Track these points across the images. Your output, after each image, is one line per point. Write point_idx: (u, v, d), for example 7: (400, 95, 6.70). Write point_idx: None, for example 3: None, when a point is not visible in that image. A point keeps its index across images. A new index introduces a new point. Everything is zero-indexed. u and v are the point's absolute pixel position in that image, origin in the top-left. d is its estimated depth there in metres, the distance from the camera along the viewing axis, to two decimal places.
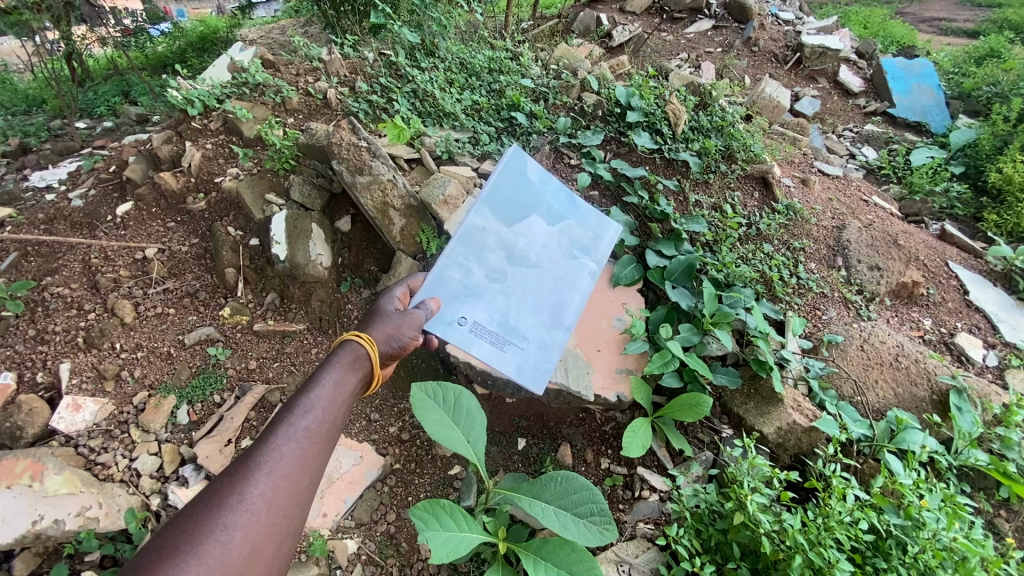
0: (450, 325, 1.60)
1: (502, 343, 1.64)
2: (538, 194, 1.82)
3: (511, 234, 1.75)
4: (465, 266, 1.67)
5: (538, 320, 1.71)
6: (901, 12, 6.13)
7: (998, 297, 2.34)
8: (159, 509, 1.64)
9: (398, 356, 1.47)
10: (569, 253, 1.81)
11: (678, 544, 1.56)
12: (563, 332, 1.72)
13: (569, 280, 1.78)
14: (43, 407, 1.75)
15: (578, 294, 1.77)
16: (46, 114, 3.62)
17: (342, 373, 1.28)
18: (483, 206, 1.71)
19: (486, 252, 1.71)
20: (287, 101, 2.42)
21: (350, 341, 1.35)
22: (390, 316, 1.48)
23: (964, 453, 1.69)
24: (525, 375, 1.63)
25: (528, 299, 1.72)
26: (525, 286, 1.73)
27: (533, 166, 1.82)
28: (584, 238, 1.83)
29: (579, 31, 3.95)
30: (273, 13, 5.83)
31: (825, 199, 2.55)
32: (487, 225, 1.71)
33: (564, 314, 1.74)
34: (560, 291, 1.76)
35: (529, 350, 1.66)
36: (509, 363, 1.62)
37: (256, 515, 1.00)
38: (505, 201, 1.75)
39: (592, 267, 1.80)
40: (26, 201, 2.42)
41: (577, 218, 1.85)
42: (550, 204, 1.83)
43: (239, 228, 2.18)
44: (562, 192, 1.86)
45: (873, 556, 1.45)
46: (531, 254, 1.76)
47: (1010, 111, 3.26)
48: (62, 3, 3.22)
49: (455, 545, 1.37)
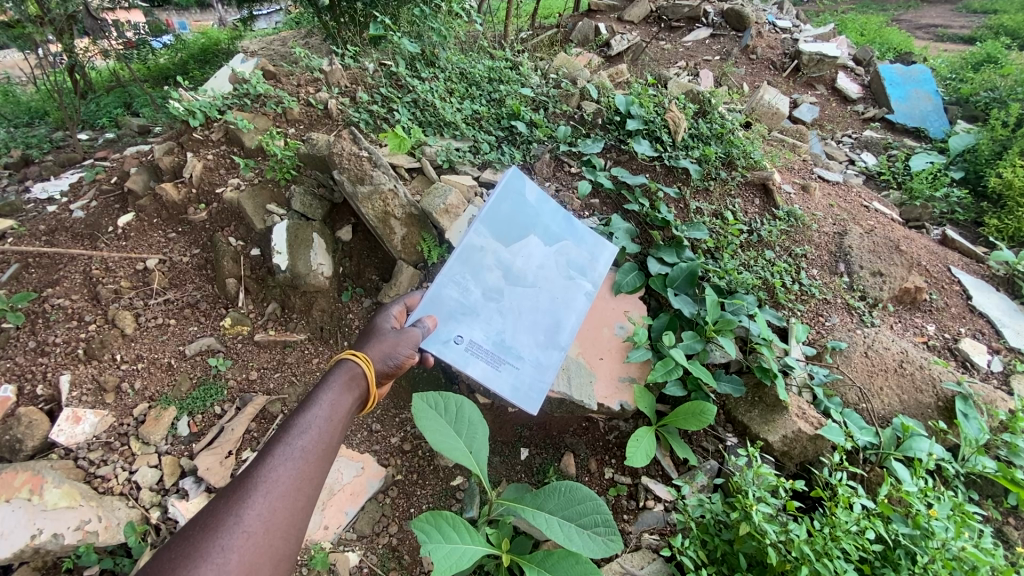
0: (446, 343, 1.61)
1: (497, 362, 1.64)
2: (536, 214, 1.81)
3: (508, 253, 1.75)
4: (462, 284, 1.67)
5: (534, 339, 1.70)
6: (897, 19, 6.22)
7: (1000, 301, 2.33)
8: (160, 523, 1.62)
9: (393, 374, 1.46)
10: (566, 273, 1.80)
11: (684, 555, 1.54)
12: (559, 352, 1.71)
13: (565, 300, 1.77)
14: (43, 419, 1.74)
15: (575, 314, 1.76)
16: (48, 126, 3.64)
17: (339, 393, 1.28)
18: (481, 225, 1.70)
19: (484, 271, 1.71)
20: (288, 111, 2.44)
21: (346, 359, 1.35)
22: (387, 335, 1.48)
23: (972, 460, 1.67)
24: (520, 395, 1.62)
25: (524, 318, 1.71)
26: (522, 304, 1.72)
27: (532, 187, 1.81)
28: (581, 258, 1.82)
29: (578, 40, 4.01)
30: (274, 24, 5.88)
31: (826, 206, 2.55)
32: (485, 243, 1.71)
33: (560, 334, 1.73)
34: (556, 310, 1.75)
35: (525, 370, 1.66)
36: (503, 383, 1.62)
37: (254, 536, 0.98)
38: (504, 221, 1.75)
39: (589, 287, 1.79)
40: (27, 212, 2.42)
41: (575, 238, 1.84)
42: (548, 223, 1.82)
43: (240, 238, 2.18)
44: (560, 211, 1.85)
45: (881, 566, 1.43)
46: (528, 273, 1.76)
47: (1009, 115, 3.28)
48: (65, 17, 3.25)
49: (457, 557, 1.34)
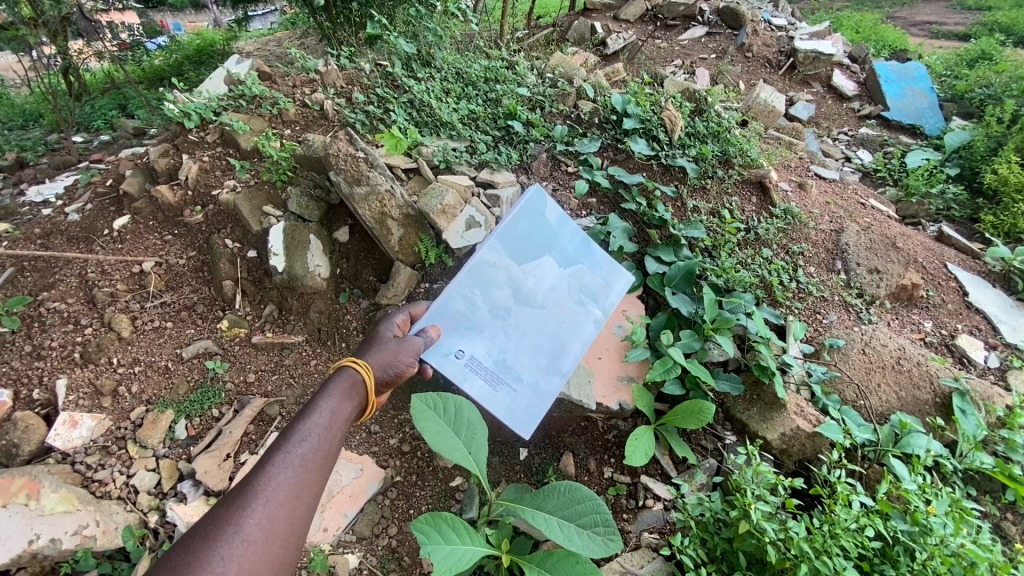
0: (447, 356, 1.63)
1: (496, 381, 1.65)
2: (554, 235, 1.79)
3: (520, 272, 1.74)
4: (469, 299, 1.67)
5: (536, 361, 1.69)
6: (892, 17, 6.23)
7: (997, 297, 2.34)
8: (157, 526, 1.61)
9: (393, 383, 1.46)
10: (577, 298, 1.77)
11: (684, 554, 1.53)
12: (559, 378, 1.69)
13: (573, 326, 1.75)
14: (39, 424, 1.73)
15: (581, 341, 1.73)
16: (43, 129, 3.63)
17: (340, 400, 1.28)
18: (496, 242, 1.69)
19: (494, 289, 1.70)
20: (284, 112, 2.43)
21: (347, 367, 1.35)
22: (388, 342, 1.48)
23: (969, 456, 1.68)
24: (514, 417, 1.63)
25: (528, 340, 1.70)
26: (528, 325, 1.71)
27: (553, 207, 1.79)
28: (595, 284, 1.78)
29: (574, 39, 4.02)
30: (270, 24, 5.87)
31: (822, 203, 2.56)
32: (498, 261, 1.71)
33: (562, 360, 1.70)
34: (562, 335, 1.73)
35: (523, 393, 1.66)
36: (498, 403, 1.63)
37: (253, 545, 0.98)
38: (520, 240, 1.74)
39: (598, 315, 1.75)
40: (22, 215, 2.41)
41: (591, 264, 1.80)
42: (564, 245, 1.79)
43: (236, 240, 2.17)
44: (579, 235, 1.82)
45: (881, 563, 1.43)
46: (538, 294, 1.74)
47: (1004, 112, 3.29)
48: (59, 18, 3.24)
49: (457, 559, 1.34)
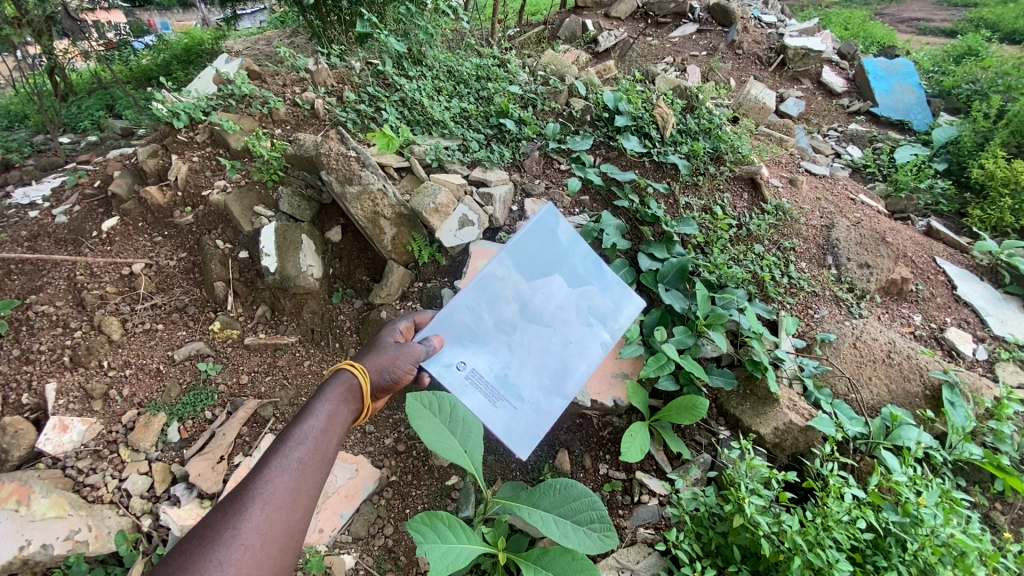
0: (447, 367, 1.59)
1: (496, 397, 1.60)
2: (565, 253, 1.71)
3: (528, 288, 1.69)
4: (475, 312, 1.63)
5: (538, 381, 1.62)
6: (880, 14, 6.27)
7: (984, 291, 2.37)
8: (150, 530, 1.59)
9: (391, 388, 1.45)
10: (585, 319, 1.68)
11: (679, 549, 1.55)
12: (561, 400, 1.60)
13: (579, 347, 1.65)
14: (28, 429, 1.71)
15: (586, 363, 1.63)
16: (29, 130, 3.58)
17: (336, 405, 1.27)
18: (505, 257, 1.67)
19: (501, 303, 1.66)
20: (274, 112, 2.42)
21: (343, 370, 1.35)
22: (388, 348, 1.47)
23: (958, 447, 1.70)
24: (512, 436, 1.57)
25: (532, 358, 1.64)
26: (533, 343, 1.64)
27: (566, 225, 1.71)
28: (604, 306, 1.68)
29: (565, 37, 4.01)
30: (259, 23, 5.83)
31: (813, 199, 2.58)
32: (506, 275, 1.67)
33: (566, 382, 1.62)
34: (567, 355, 1.64)
35: (522, 412, 1.59)
36: (497, 419, 1.59)
37: (251, 549, 0.97)
38: (530, 256, 1.69)
39: (605, 338, 1.66)
40: (8, 218, 2.38)
41: (602, 284, 1.70)
42: (575, 264, 1.71)
43: (227, 241, 2.16)
44: (592, 255, 1.72)
45: (873, 554, 1.45)
46: (544, 312, 1.67)
47: (991, 108, 3.32)
48: (43, 18, 3.20)
49: (454, 556, 1.34)
